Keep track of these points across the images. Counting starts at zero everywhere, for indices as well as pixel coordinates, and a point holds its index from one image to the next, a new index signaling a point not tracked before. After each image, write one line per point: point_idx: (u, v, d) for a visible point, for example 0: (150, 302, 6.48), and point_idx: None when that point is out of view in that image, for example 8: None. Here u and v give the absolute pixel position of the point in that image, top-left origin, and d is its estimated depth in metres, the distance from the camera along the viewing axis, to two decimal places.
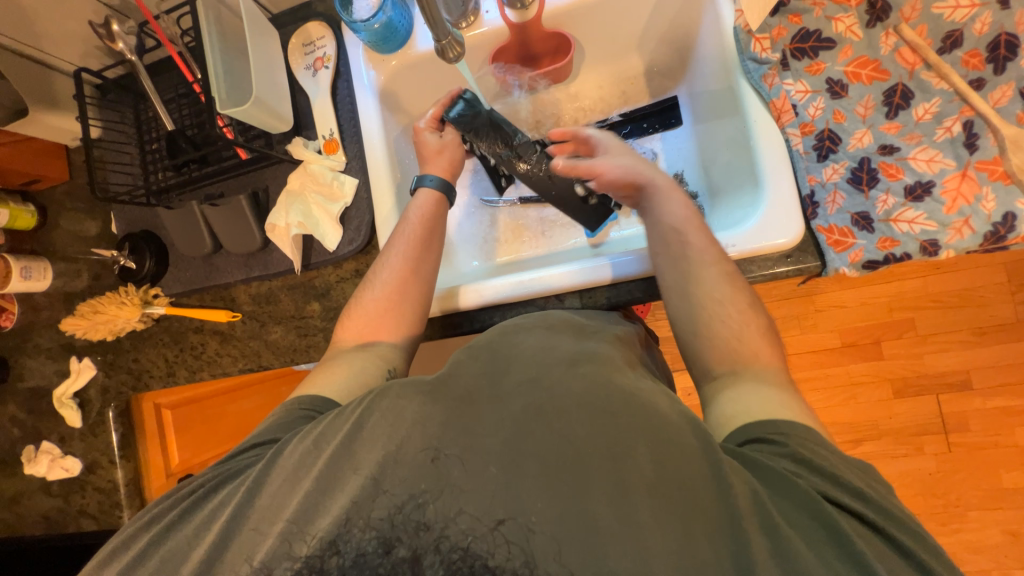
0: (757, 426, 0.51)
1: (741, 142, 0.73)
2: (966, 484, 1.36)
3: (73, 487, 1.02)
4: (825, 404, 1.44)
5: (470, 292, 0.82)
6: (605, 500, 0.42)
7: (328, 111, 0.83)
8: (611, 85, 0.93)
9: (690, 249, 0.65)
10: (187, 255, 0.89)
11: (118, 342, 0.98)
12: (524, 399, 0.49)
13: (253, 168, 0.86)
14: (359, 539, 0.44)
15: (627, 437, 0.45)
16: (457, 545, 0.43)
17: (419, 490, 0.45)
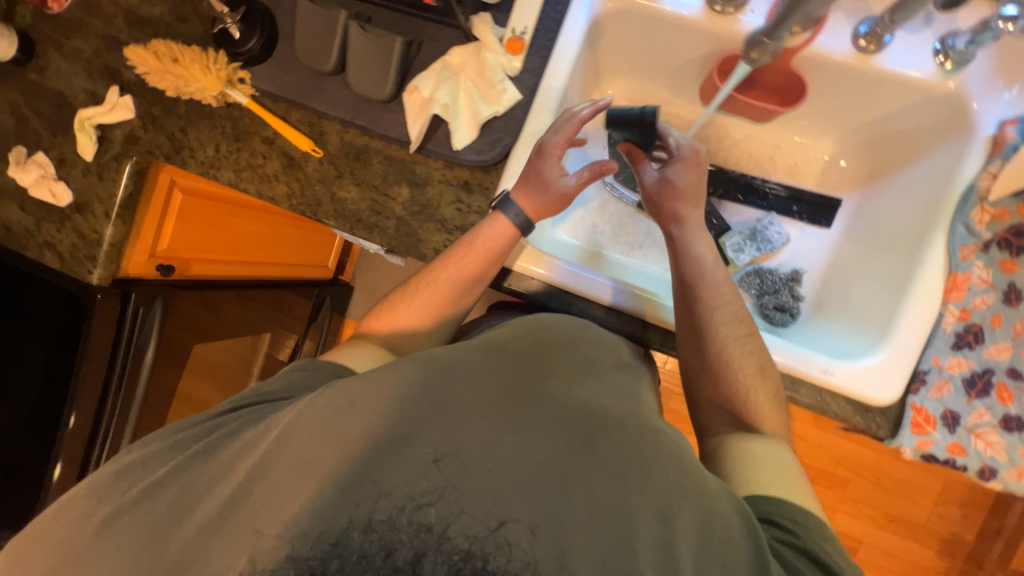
0: (787, 510, 0.53)
1: (886, 286, 0.72)
2: None
3: (51, 216, 0.92)
4: None
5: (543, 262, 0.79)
6: (651, 559, 0.44)
7: (532, 5, 0.71)
8: (786, 151, 0.88)
9: (720, 344, 0.67)
10: (300, 60, 0.78)
11: (173, 102, 0.86)
12: (586, 425, 0.52)
13: (419, 14, 0.75)
14: (360, 543, 0.42)
15: (670, 490, 0.48)
16: (458, 548, 0.42)
17: (421, 495, 0.45)
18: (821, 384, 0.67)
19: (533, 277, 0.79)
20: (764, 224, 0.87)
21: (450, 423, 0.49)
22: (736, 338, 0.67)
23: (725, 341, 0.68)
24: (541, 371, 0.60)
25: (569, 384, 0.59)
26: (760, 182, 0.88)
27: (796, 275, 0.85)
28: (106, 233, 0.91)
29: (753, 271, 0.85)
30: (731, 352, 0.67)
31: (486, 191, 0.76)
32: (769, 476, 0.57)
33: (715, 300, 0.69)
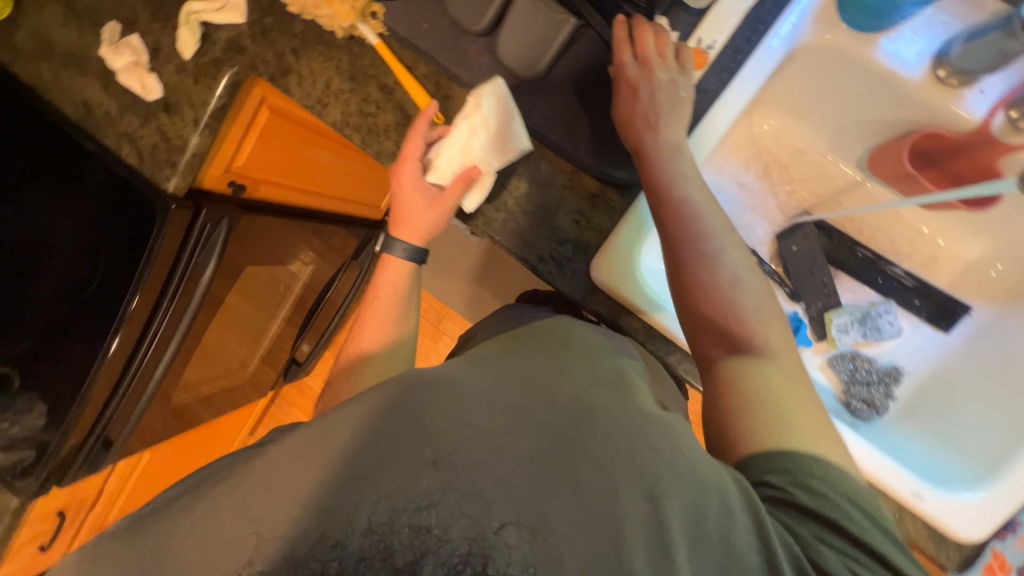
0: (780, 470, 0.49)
1: (1004, 424, 0.68)
2: None
3: (136, 107, 0.86)
4: None
5: (646, 297, 0.70)
6: (644, 554, 0.39)
7: (731, 17, 0.62)
8: (928, 241, 0.81)
9: (718, 298, 0.57)
10: (446, 10, 0.70)
11: (291, 19, 0.77)
12: (578, 409, 0.47)
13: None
14: (360, 542, 0.37)
15: (655, 468, 0.43)
16: (457, 551, 0.38)
17: (419, 498, 0.39)
18: (904, 505, 0.65)
19: (605, 289, 0.70)
20: (879, 313, 0.80)
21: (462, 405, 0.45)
22: (715, 265, 0.58)
23: (742, 310, 0.57)
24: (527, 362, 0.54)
25: (546, 361, 0.54)
26: (882, 260, 0.81)
27: (894, 372, 0.80)
28: (191, 141, 0.85)
29: (849, 355, 0.80)
30: (739, 309, 0.57)
31: (610, 209, 0.71)
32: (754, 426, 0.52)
33: (718, 245, 0.59)
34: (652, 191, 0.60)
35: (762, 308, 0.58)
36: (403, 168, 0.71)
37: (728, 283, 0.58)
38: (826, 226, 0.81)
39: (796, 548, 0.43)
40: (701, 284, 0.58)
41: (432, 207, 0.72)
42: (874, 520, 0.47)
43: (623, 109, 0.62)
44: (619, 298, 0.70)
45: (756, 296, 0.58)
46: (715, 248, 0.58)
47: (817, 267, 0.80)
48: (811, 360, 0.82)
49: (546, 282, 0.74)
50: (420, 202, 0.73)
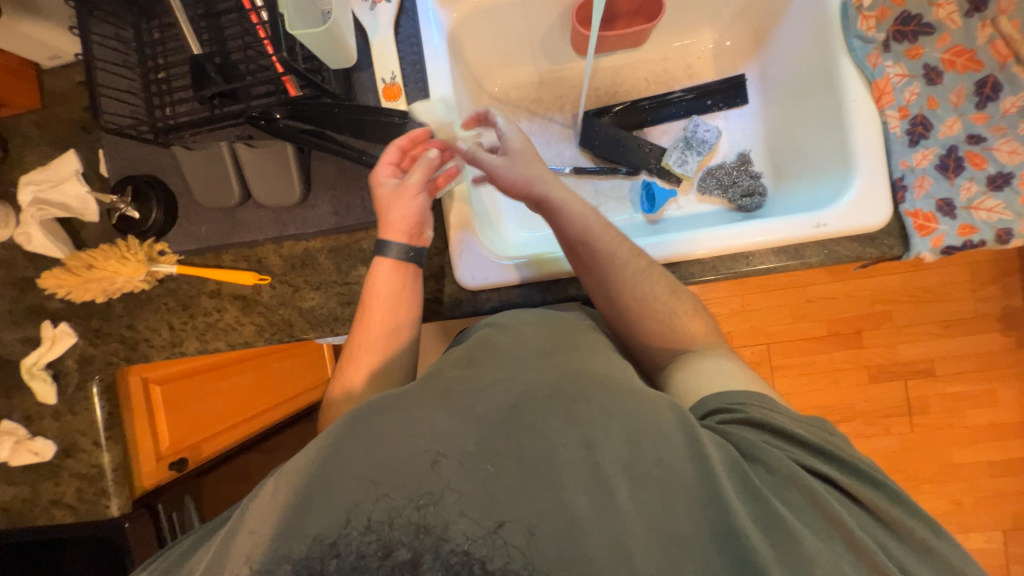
0: (727, 401, 0.55)
1: (823, 126, 0.74)
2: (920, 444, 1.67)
3: (44, 474, 0.87)
4: (808, 388, 1.69)
5: (517, 267, 0.74)
6: (582, 491, 0.43)
7: (389, 50, 0.73)
8: (677, 59, 0.91)
9: (655, 316, 0.66)
10: (206, 206, 0.78)
11: (108, 306, 0.83)
12: (533, 381, 0.51)
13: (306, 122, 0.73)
14: (360, 542, 0.41)
15: (601, 417, 0.47)
16: (458, 548, 0.41)
17: (419, 495, 0.43)
18: (819, 238, 0.68)
19: (481, 286, 0.74)
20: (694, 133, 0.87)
21: (399, 442, 0.46)
22: (641, 290, 0.66)
23: (674, 323, 0.66)
24: (476, 358, 0.57)
25: (492, 360, 0.56)
26: (663, 96, 0.89)
27: (744, 157, 0.87)
28: (104, 460, 0.87)
29: (705, 174, 0.87)
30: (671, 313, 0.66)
31: (437, 231, 0.77)
32: (703, 378, 0.61)
33: (647, 289, 0.66)
34: (577, 240, 0.67)
35: (693, 315, 0.67)
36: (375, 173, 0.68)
37: (659, 310, 0.66)
38: (602, 112, 0.90)
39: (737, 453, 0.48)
40: (638, 314, 0.66)
41: (398, 195, 0.66)
42: (807, 426, 0.53)
43: (517, 181, 0.69)
44: (500, 284, 0.74)
45: (687, 312, 0.66)
46: (646, 293, 0.66)
47: (622, 140, 0.87)
48: (689, 203, 0.88)
49: (441, 320, 0.78)
50: (390, 196, 0.67)
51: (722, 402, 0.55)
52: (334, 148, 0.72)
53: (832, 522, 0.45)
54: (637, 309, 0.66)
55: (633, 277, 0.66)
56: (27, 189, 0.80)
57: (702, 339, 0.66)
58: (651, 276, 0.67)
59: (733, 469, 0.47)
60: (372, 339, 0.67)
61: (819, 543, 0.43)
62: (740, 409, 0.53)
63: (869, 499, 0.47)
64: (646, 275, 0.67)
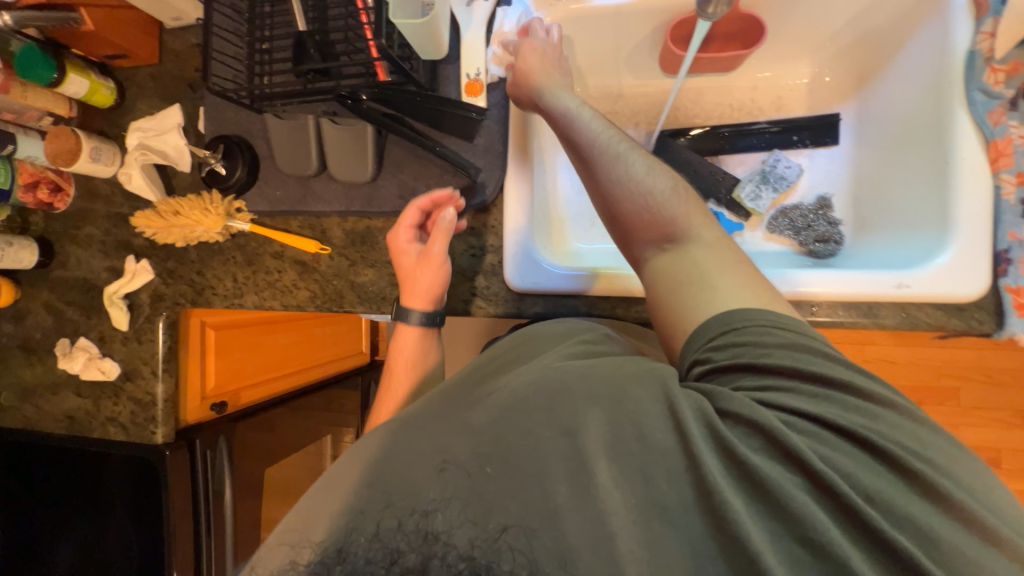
0: (709, 338, 0.51)
1: (922, 179, 0.68)
2: None
3: (105, 392, 0.96)
4: None
5: (562, 274, 0.74)
6: (578, 497, 0.42)
7: (478, 48, 0.74)
8: (766, 88, 0.87)
9: (645, 209, 0.61)
10: (284, 173, 0.82)
11: (184, 250, 0.90)
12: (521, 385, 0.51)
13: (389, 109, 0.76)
14: (365, 551, 0.41)
15: (581, 408, 0.45)
16: (462, 555, 0.40)
17: (426, 503, 0.43)
18: (900, 300, 0.63)
19: (525, 289, 0.74)
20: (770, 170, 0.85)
21: (411, 454, 0.47)
22: (631, 184, 0.61)
23: (656, 204, 0.61)
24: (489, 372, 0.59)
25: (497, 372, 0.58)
26: (746, 126, 0.86)
27: (824, 201, 0.82)
28: (158, 390, 0.94)
29: (779, 212, 0.83)
30: (662, 212, 0.60)
31: (494, 229, 0.77)
32: (693, 290, 0.56)
33: (626, 168, 0.62)
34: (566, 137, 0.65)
35: (682, 204, 0.61)
36: (394, 241, 0.74)
37: (641, 187, 0.61)
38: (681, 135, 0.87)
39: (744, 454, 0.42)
40: (623, 192, 0.61)
41: (422, 262, 0.71)
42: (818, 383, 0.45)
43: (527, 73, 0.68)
44: (545, 288, 0.74)
45: (679, 204, 0.60)
46: (623, 171, 0.62)
47: (694, 164, 0.84)
48: (756, 239, 0.84)
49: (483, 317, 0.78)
50: (414, 263, 0.72)
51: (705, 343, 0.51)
52: (412, 136, 0.75)
53: (852, 510, 0.39)
54: (619, 193, 0.62)
55: (616, 156, 0.62)
56: (136, 135, 0.88)
57: (693, 222, 0.60)
58: (654, 173, 0.63)
59: (715, 442, 0.42)
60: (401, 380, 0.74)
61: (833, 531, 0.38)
62: (726, 351, 0.49)
63: (896, 456, 0.41)
64: (636, 170, 0.62)
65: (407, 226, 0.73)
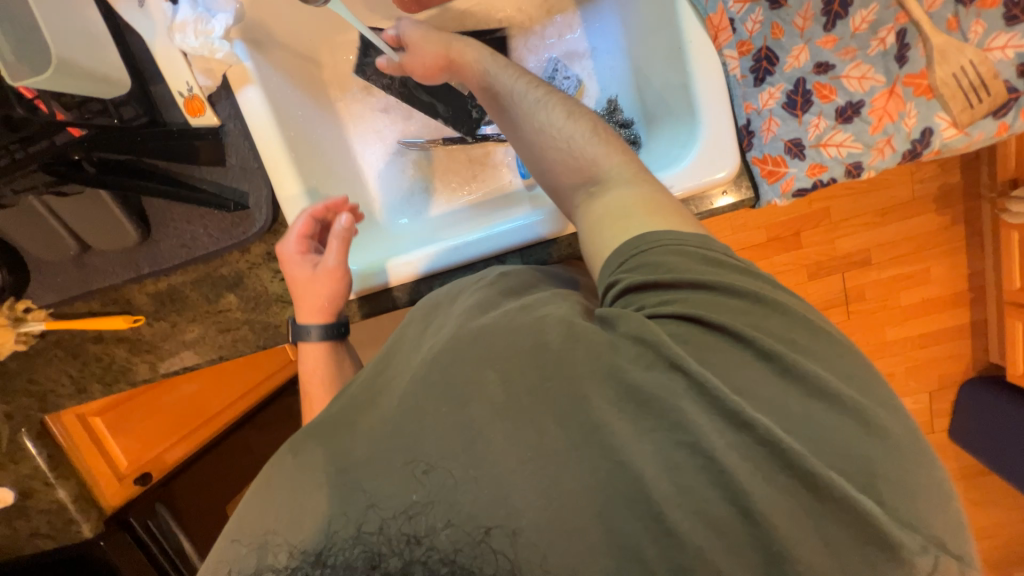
0: (625, 264, 0.48)
1: (671, 66, 0.68)
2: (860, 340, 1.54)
3: (14, 514, 0.94)
4: None
5: (433, 251, 0.71)
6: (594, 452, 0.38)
7: (176, 58, 0.63)
8: None
9: (558, 150, 0.58)
10: (53, 260, 0.74)
11: (3, 364, 0.84)
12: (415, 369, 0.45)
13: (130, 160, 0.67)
14: (345, 553, 0.36)
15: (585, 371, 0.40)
16: (446, 559, 0.35)
17: (410, 500, 0.37)
18: None
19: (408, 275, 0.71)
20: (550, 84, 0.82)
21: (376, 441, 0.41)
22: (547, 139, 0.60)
23: (577, 149, 0.58)
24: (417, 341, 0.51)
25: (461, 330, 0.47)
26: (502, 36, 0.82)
27: (613, 103, 0.81)
28: (62, 495, 0.94)
29: None
30: (580, 155, 0.57)
31: None
32: (612, 230, 0.51)
33: (543, 116, 0.60)
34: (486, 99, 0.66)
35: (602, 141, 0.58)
36: (284, 253, 0.67)
37: (562, 135, 0.59)
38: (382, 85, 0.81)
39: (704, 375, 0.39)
40: (540, 151, 0.60)
41: (320, 276, 0.66)
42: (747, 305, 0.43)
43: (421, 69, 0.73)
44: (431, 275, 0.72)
45: (600, 144, 0.57)
46: (542, 120, 0.60)
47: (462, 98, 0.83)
48: None
49: None
50: (309, 276, 0.66)
51: (619, 265, 0.48)
52: (165, 189, 0.67)
53: (729, 413, 0.38)
54: (541, 145, 0.60)
55: (529, 111, 0.60)
56: None
57: (613, 162, 0.56)
58: (547, 105, 0.61)
59: (652, 363, 0.40)
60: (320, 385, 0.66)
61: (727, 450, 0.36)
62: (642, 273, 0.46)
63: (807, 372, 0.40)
64: (542, 111, 0.61)
65: (294, 241, 0.67)
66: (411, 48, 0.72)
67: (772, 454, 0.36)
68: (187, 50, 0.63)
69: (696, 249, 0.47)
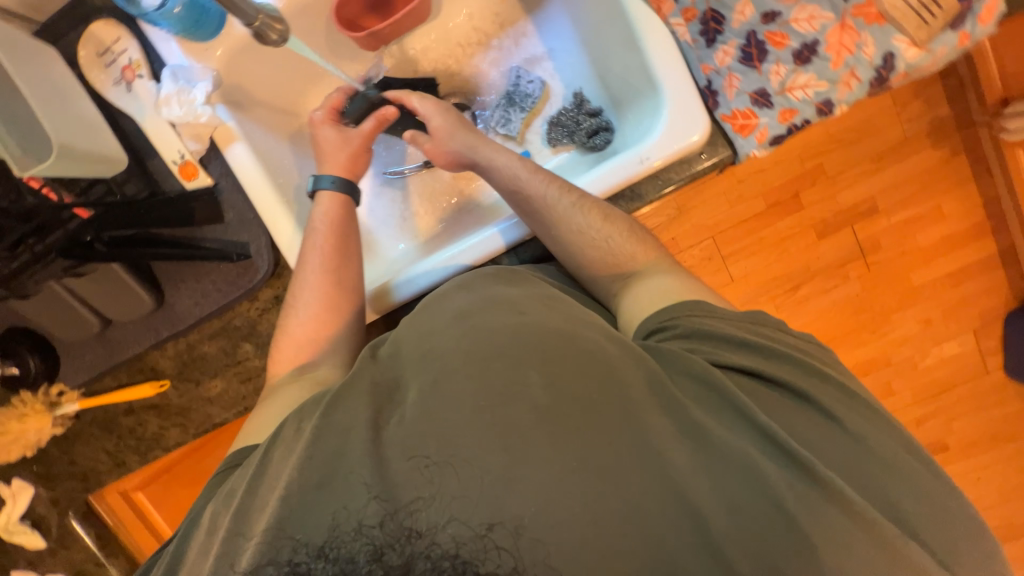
0: (661, 318, 0.53)
1: (626, 47, 0.71)
2: (886, 291, 1.47)
3: None
4: (765, 265, 1.45)
5: (432, 261, 0.72)
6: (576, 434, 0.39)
7: (164, 129, 0.69)
8: (481, 15, 0.87)
9: (592, 243, 0.63)
10: (79, 340, 0.77)
11: (45, 452, 0.87)
12: (438, 361, 0.45)
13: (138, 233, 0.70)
14: (349, 547, 0.35)
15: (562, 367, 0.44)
16: (447, 552, 0.34)
17: (399, 506, 0.37)
18: (650, 173, 0.65)
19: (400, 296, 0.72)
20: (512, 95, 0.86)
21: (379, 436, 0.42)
22: (576, 226, 0.63)
23: (611, 248, 0.63)
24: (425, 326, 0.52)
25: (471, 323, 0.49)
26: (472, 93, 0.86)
27: (578, 96, 0.85)
28: (114, 572, 0.98)
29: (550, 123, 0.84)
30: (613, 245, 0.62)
31: None
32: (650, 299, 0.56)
33: (579, 220, 0.63)
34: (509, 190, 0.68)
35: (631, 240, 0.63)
36: (313, 228, 0.68)
37: (595, 234, 0.63)
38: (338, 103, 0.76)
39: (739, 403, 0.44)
40: (575, 247, 0.63)
41: (348, 138, 0.73)
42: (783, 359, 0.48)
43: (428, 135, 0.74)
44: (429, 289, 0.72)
45: (629, 240, 0.63)
46: (578, 223, 0.63)
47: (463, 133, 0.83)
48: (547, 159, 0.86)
49: None
50: (335, 139, 0.73)
51: (658, 318, 0.54)
52: (175, 254, 0.71)
53: (765, 436, 0.42)
54: (576, 239, 0.63)
55: (564, 212, 0.63)
56: None
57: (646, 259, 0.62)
58: (582, 208, 0.63)
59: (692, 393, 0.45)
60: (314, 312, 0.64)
61: (754, 455, 0.41)
62: (677, 324, 0.52)
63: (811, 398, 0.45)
64: (577, 209, 0.63)
65: (323, 222, 0.68)
66: (436, 137, 0.73)
67: (797, 471, 0.40)
68: (173, 120, 0.68)
69: (731, 314, 0.52)
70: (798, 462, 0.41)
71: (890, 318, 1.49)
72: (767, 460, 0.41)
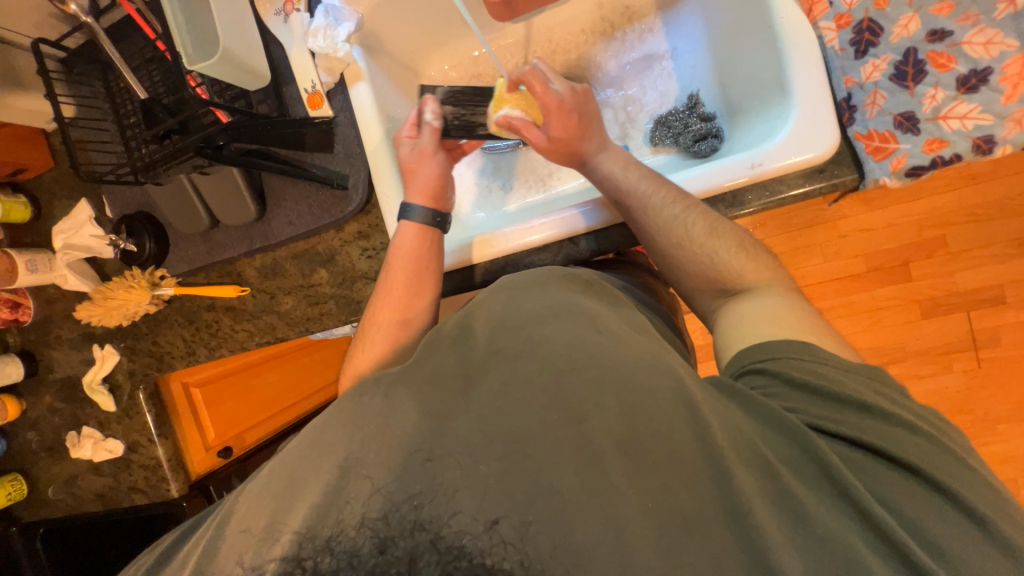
0: (765, 357, 0.51)
1: (761, 51, 0.68)
2: (996, 397, 1.26)
3: (120, 466, 1.05)
4: (849, 331, 1.32)
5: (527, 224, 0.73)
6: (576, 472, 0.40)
7: (305, 58, 0.76)
8: (612, 7, 0.88)
9: (697, 258, 0.60)
10: (188, 234, 0.86)
11: (135, 326, 0.98)
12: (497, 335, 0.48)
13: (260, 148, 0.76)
14: (355, 538, 0.38)
15: (594, 391, 0.43)
16: (453, 545, 0.38)
17: (414, 494, 0.40)
18: (759, 179, 0.61)
19: (498, 251, 0.73)
20: (628, 94, 0.88)
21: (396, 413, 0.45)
22: (687, 231, 0.61)
23: (718, 263, 0.60)
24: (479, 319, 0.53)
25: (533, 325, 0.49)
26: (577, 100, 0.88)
27: (694, 98, 0.82)
28: (160, 453, 1.03)
29: (656, 124, 0.84)
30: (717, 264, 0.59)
31: (379, 227, 0.80)
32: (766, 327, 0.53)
33: (684, 231, 0.61)
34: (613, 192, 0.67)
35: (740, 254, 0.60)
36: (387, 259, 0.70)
37: (703, 247, 0.60)
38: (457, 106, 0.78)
39: (800, 508, 0.41)
40: (684, 256, 0.61)
41: (420, 159, 0.73)
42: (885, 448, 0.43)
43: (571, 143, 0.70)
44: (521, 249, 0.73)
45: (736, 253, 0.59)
46: (680, 235, 0.61)
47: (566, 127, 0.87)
48: (643, 156, 0.85)
49: None
50: (413, 160, 0.73)
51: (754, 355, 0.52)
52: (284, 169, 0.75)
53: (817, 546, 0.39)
54: (675, 252, 0.61)
55: (674, 217, 0.61)
56: (59, 237, 0.91)
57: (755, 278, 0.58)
58: (688, 217, 0.61)
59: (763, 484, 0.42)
60: (381, 343, 0.65)
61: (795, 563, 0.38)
62: (775, 367, 0.49)
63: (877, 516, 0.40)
64: (694, 230, 0.60)
65: (399, 254, 0.69)
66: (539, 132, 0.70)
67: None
68: (315, 49, 0.74)
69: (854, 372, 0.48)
70: (888, 540, 0.39)
71: (995, 428, 1.27)
72: (820, 512, 0.40)
